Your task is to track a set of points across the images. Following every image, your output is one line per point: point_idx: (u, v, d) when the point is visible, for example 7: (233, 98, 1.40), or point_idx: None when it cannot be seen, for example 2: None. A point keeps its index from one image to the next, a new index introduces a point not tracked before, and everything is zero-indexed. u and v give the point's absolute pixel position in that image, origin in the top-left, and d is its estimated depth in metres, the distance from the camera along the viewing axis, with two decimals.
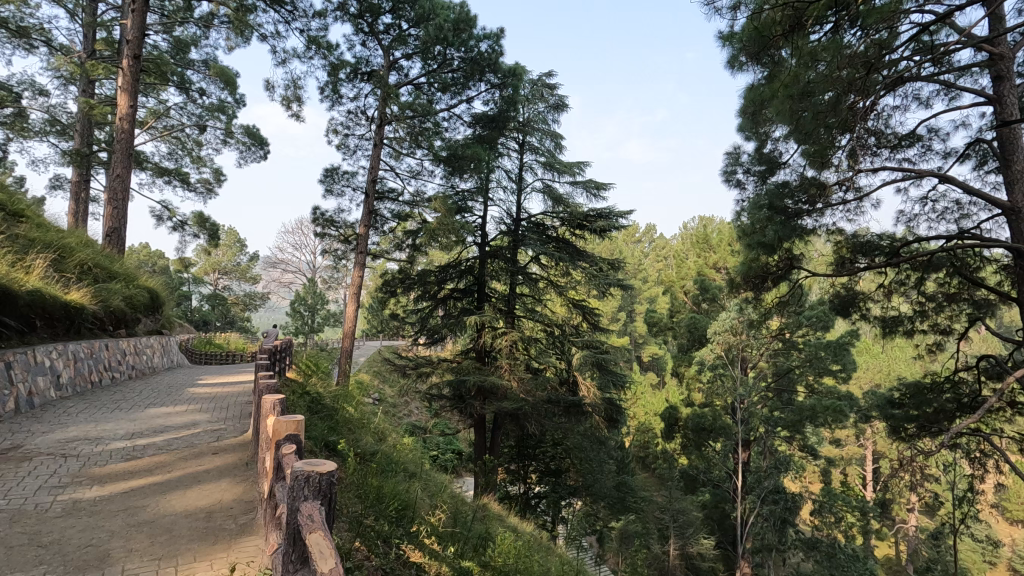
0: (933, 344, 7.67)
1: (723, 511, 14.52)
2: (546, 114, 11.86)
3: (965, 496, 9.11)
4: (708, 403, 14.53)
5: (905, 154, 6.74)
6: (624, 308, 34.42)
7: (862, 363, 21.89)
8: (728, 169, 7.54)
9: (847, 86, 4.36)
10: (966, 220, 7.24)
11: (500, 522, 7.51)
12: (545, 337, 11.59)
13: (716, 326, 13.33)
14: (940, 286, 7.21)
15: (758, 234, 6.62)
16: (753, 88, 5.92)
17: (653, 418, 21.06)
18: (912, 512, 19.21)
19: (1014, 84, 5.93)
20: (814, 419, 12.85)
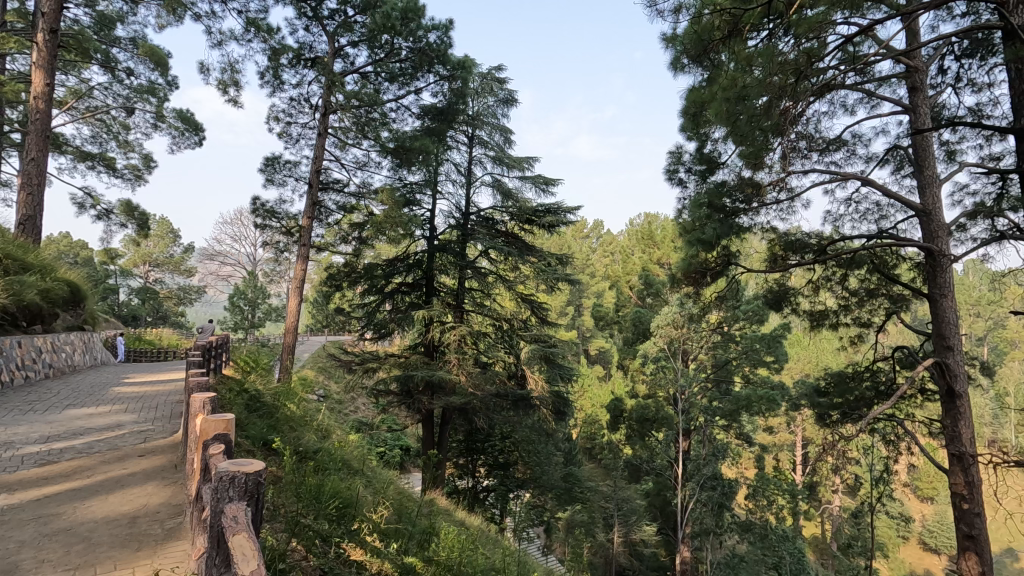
0: (855, 336, 8.21)
1: (664, 498, 15.10)
2: (496, 109, 11.88)
3: (881, 476, 9.84)
4: (651, 394, 15.00)
5: (832, 158, 7.17)
6: (572, 302, 35.12)
7: (792, 354, 23.18)
8: (671, 168, 7.78)
9: (779, 91, 4.57)
10: (885, 221, 7.79)
11: (446, 516, 7.49)
12: (494, 332, 11.62)
13: (659, 319, 13.71)
14: (862, 282, 7.71)
15: (698, 231, 6.85)
16: (695, 89, 6.11)
17: (599, 410, 21.56)
18: (836, 493, 20.54)
19: (927, 95, 6.41)
20: (749, 409, 13.45)
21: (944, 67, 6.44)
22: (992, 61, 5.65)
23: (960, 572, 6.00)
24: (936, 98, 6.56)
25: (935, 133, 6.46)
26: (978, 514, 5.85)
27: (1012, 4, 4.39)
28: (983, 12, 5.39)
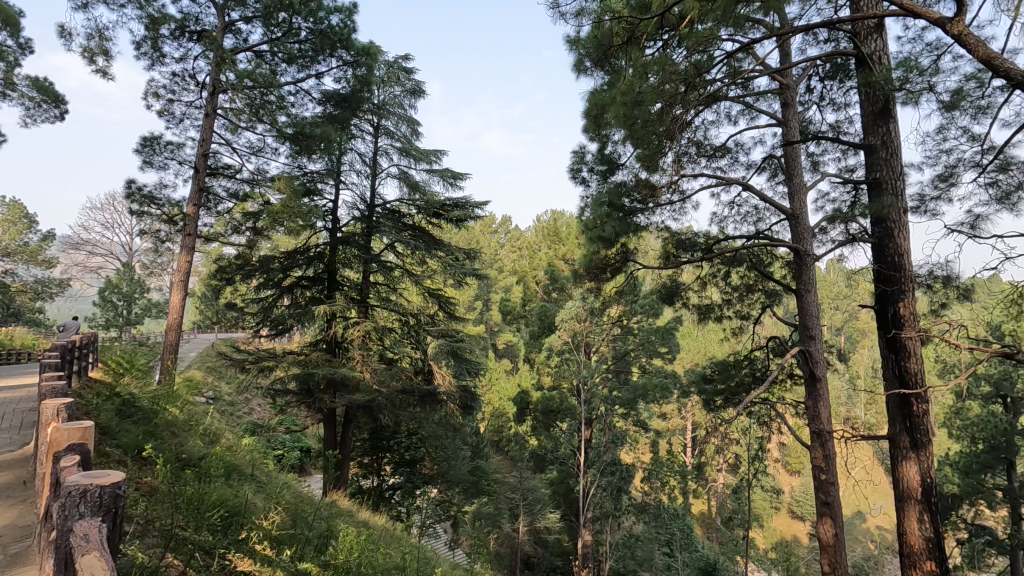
0: (736, 327, 9.00)
1: (567, 486, 15.67)
2: (402, 99, 11.62)
3: (758, 454, 10.87)
4: (556, 386, 15.44)
5: (717, 163, 7.78)
6: (480, 297, 35.34)
7: (684, 345, 24.94)
8: (574, 167, 8.04)
9: (671, 99, 4.86)
10: (762, 223, 8.59)
11: (348, 518, 7.25)
12: (400, 327, 11.44)
13: (563, 313, 14.10)
14: (742, 278, 8.46)
15: (599, 229, 7.12)
16: (596, 92, 6.36)
17: (506, 403, 21.87)
18: (721, 472, 22.39)
19: (796, 111, 7.14)
20: (645, 397, 14.41)
21: (810, 87, 7.20)
22: (848, 84, 6.40)
23: (818, 536, 6.79)
24: (804, 115, 7.32)
25: (802, 145, 7.21)
26: (833, 483, 6.65)
27: (863, 35, 5.02)
28: (841, 40, 6.10)
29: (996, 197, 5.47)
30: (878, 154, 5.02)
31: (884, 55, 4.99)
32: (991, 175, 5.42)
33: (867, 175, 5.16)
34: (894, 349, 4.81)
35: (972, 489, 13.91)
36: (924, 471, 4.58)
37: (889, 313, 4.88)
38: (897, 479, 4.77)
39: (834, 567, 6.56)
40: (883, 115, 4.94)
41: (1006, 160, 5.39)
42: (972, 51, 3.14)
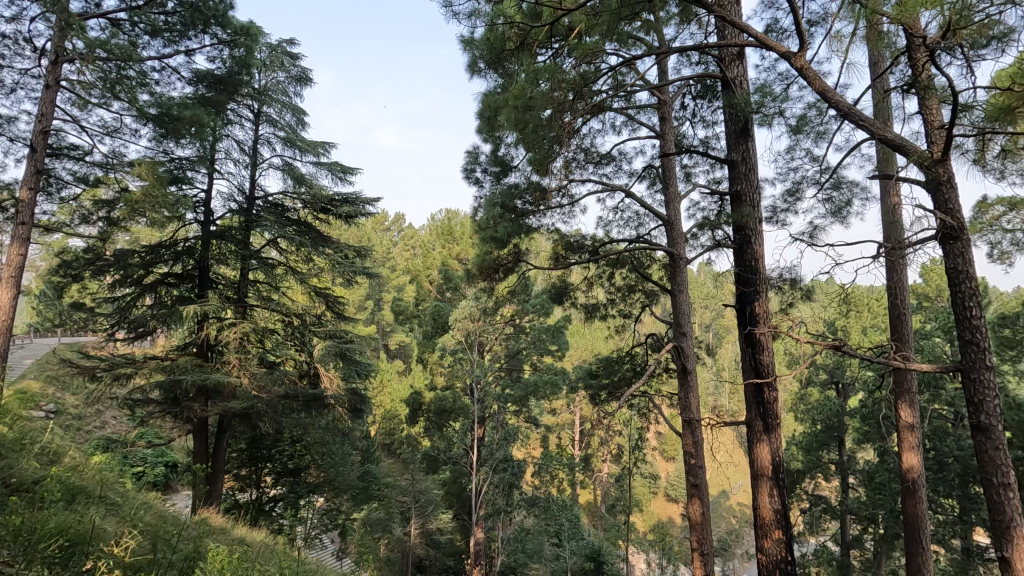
0: (619, 325, 9.58)
1: (460, 485, 15.66)
2: (286, 86, 10.94)
3: (638, 444, 11.63)
4: (449, 386, 15.36)
5: (603, 170, 8.22)
6: (371, 296, 34.33)
7: (573, 343, 26.12)
8: (468, 167, 8.07)
9: (560, 106, 5.02)
10: (642, 228, 9.21)
11: (221, 536, 6.66)
12: (283, 328, 10.76)
13: (456, 313, 13.78)
14: (625, 279, 8.99)
15: (492, 230, 7.20)
16: (490, 95, 6.42)
17: (399, 404, 21.42)
18: (607, 462, 23.68)
19: (672, 126, 7.75)
20: (537, 394, 14.82)
21: (684, 104, 7.84)
22: (716, 103, 7.07)
23: (687, 515, 7.44)
24: (679, 129, 7.96)
25: (677, 157, 7.84)
26: (700, 467, 7.31)
27: (727, 61, 5.55)
28: (710, 63, 6.70)
29: (831, 211, 6.33)
30: (738, 168, 5.59)
31: (744, 80, 5.55)
32: (827, 192, 6.26)
33: (730, 187, 5.71)
34: (750, 343, 5.38)
35: (813, 464, 15.96)
36: (774, 451, 5.17)
37: (746, 311, 5.44)
38: (753, 460, 5.34)
39: (701, 543, 7.21)
40: (743, 134, 5.51)
41: (839, 179, 6.26)
42: (811, 84, 3.60)
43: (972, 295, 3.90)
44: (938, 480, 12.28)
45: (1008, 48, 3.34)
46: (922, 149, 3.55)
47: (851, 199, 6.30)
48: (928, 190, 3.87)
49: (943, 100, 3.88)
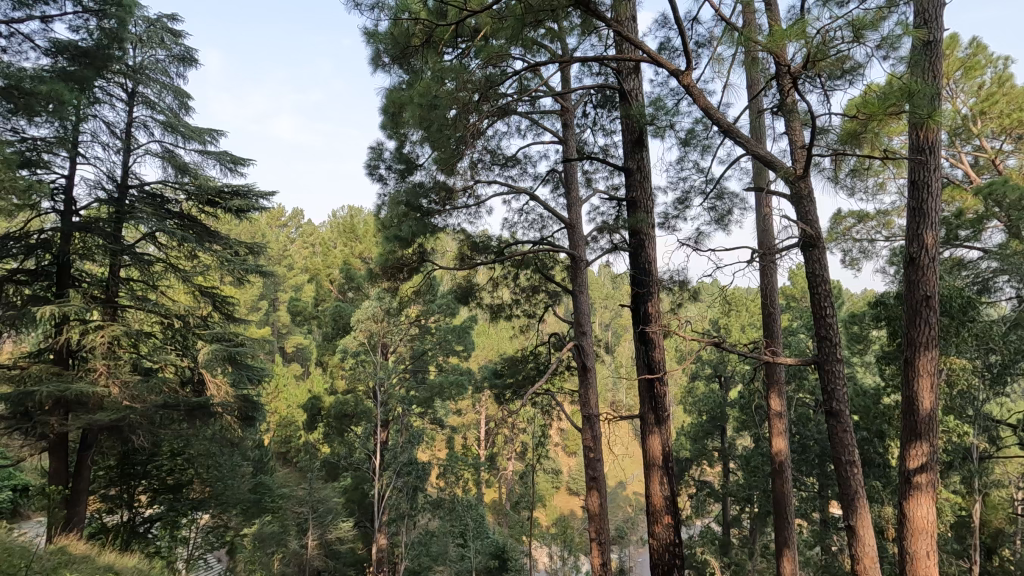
0: (523, 325, 9.77)
1: (362, 492, 15.10)
2: (167, 66, 9.98)
3: (542, 440, 11.90)
4: (351, 389, 14.87)
5: (508, 173, 8.35)
6: (265, 297, 32.28)
7: (479, 343, 26.31)
8: (372, 163, 7.83)
9: (466, 106, 4.99)
10: (545, 230, 9.46)
11: (82, 566, 5.88)
12: (161, 332, 9.80)
13: (358, 314, 13.20)
14: (529, 280, 9.18)
15: (396, 228, 7.04)
16: (395, 90, 6.28)
17: (295, 410, 20.33)
18: (511, 459, 24.05)
19: (574, 132, 8.05)
20: (442, 395, 14.87)
21: (585, 112, 8.16)
22: (614, 113, 7.43)
23: (587, 508, 7.73)
24: (580, 136, 8.27)
25: (579, 163, 8.15)
26: (599, 460, 7.62)
27: (625, 73, 5.84)
28: (609, 75, 7.02)
29: (715, 219, 6.89)
30: (634, 176, 5.91)
31: (640, 93, 5.88)
32: (711, 202, 6.81)
33: (627, 194, 6.02)
34: (643, 341, 5.70)
35: (699, 452, 17.28)
36: (664, 442, 5.54)
37: (640, 311, 5.77)
38: (646, 452, 5.66)
39: (599, 533, 7.53)
40: (638, 144, 5.84)
41: (721, 190, 6.83)
42: (697, 101, 3.89)
43: (827, 296, 4.43)
44: (801, 461, 13.80)
45: (856, 81, 3.82)
46: (788, 166, 3.97)
47: (731, 208, 6.91)
48: (792, 202, 4.33)
49: (805, 123, 4.36)
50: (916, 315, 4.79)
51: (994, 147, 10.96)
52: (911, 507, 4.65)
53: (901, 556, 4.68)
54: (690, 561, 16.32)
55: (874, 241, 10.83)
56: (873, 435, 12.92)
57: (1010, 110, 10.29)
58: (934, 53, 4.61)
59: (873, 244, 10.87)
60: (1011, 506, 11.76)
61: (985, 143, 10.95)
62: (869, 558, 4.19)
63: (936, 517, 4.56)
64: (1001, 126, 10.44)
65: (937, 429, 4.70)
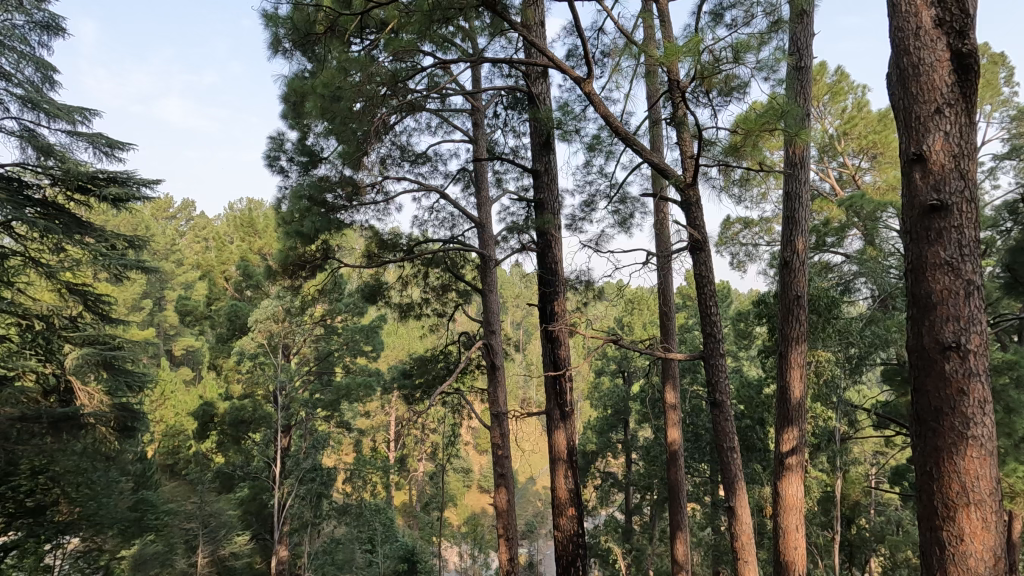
0: (432, 325, 9.67)
1: (260, 502, 14.20)
2: (26, 33, 8.81)
3: (453, 440, 11.84)
4: (248, 394, 13.96)
5: (419, 170, 8.23)
6: (148, 295, 29.43)
7: (389, 343, 25.82)
8: (271, 154, 7.39)
9: (372, 100, 4.82)
10: (456, 229, 9.43)
11: None
12: (18, 336, 8.68)
13: (256, 314, 12.28)
14: (438, 279, 9.11)
15: (297, 224, 6.70)
16: (297, 78, 5.95)
17: (184, 418, 18.74)
18: (422, 460, 23.77)
19: (484, 132, 8.11)
20: (348, 397, 14.45)
21: (495, 113, 8.24)
22: (524, 115, 7.58)
23: (495, 504, 7.82)
24: (490, 136, 8.33)
25: (489, 163, 8.22)
26: (507, 457, 7.72)
27: (533, 77, 5.96)
28: (518, 77, 7.13)
29: (618, 222, 7.22)
30: (542, 178, 6.04)
31: (547, 97, 6.02)
32: (615, 206, 7.14)
33: (535, 195, 6.14)
34: (550, 340, 5.83)
35: (604, 445, 18.02)
36: (569, 436, 5.71)
37: (547, 310, 5.91)
38: (552, 447, 5.79)
39: (507, 528, 7.62)
40: (546, 147, 5.98)
41: (624, 194, 7.18)
42: (598, 108, 4.03)
43: (712, 296, 4.78)
44: (694, 448, 14.86)
45: (740, 99, 4.15)
46: (679, 174, 4.24)
47: (633, 212, 7.27)
48: (683, 209, 4.62)
49: (695, 135, 4.67)
50: (789, 313, 5.30)
51: (855, 164, 12.41)
52: (784, 486, 5.14)
53: (775, 531, 5.15)
54: (595, 550, 17.01)
55: (758, 245, 11.88)
56: (755, 422, 14.18)
57: (868, 132, 11.70)
58: (804, 77, 5.13)
59: (757, 248, 11.92)
60: (866, 480, 13.37)
61: (847, 160, 12.38)
62: (746, 534, 4.59)
63: (804, 495, 5.07)
64: (860, 146, 11.85)
65: (805, 416, 5.25)
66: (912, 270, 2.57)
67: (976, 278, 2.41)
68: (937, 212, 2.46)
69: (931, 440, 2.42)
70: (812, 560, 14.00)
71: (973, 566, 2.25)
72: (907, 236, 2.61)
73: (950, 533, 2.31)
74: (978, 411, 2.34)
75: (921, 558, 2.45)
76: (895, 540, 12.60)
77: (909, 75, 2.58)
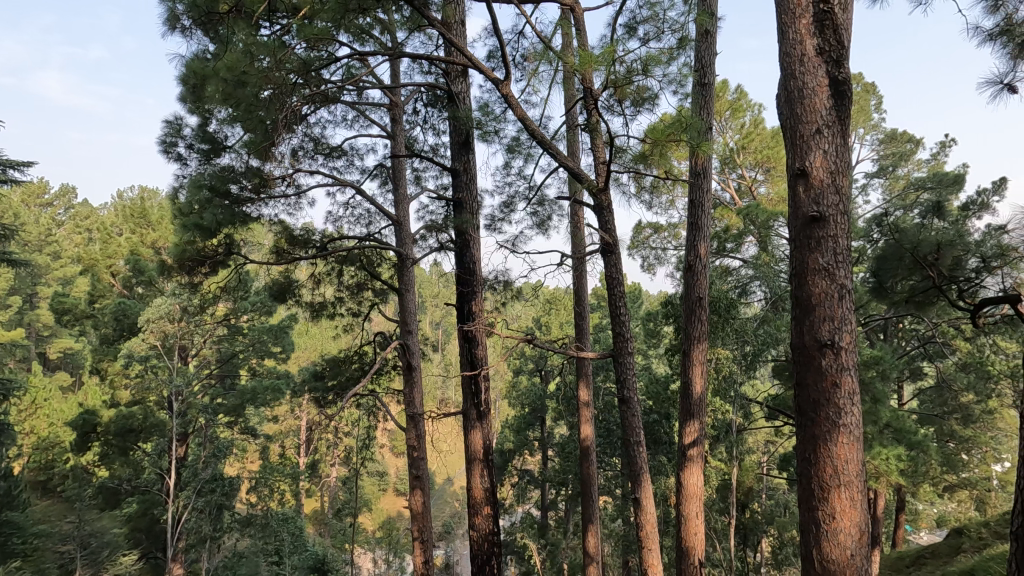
0: (346, 324, 9.35)
1: (151, 518, 13.02)
2: None
3: (367, 443, 11.52)
4: (137, 400, 12.78)
5: (334, 164, 7.93)
6: (16, 291, 26.15)
7: (299, 344, 24.72)
8: (167, 140, 6.80)
9: (282, 88, 4.56)
10: (372, 226, 9.17)
11: None
12: None
13: (147, 312, 11.27)
14: (353, 277, 8.81)
15: (196, 215, 6.22)
16: (197, 59, 5.53)
17: (60, 429, 16.82)
18: (334, 465, 22.93)
19: (403, 129, 7.95)
20: (254, 401, 13.65)
21: (415, 109, 8.11)
22: (444, 113, 7.53)
23: (410, 507, 7.69)
24: (409, 133, 8.18)
25: (408, 160, 8.07)
26: (423, 458, 7.63)
27: (453, 75, 5.92)
28: (439, 75, 7.07)
29: (536, 223, 7.35)
30: (461, 178, 6.02)
31: (467, 96, 6.00)
32: (533, 207, 7.25)
33: (454, 194, 6.10)
34: (467, 339, 5.82)
35: (521, 443, 18.30)
36: (485, 436, 5.73)
37: (464, 309, 5.90)
38: (468, 446, 5.78)
39: (421, 531, 7.53)
40: (465, 146, 5.97)
41: (541, 197, 7.31)
42: (515, 110, 4.07)
43: (622, 298, 5.00)
44: (605, 443, 15.46)
45: (650, 110, 4.37)
46: (592, 179, 4.38)
47: (550, 214, 7.42)
48: (596, 212, 4.78)
49: (607, 142, 4.85)
50: (692, 313, 5.64)
51: (751, 177, 13.44)
52: (686, 477, 5.46)
53: (677, 520, 5.45)
54: (511, 547, 17.20)
55: (665, 249, 12.54)
56: (662, 417, 14.98)
57: (762, 147, 12.72)
58: (707, 93, 5.48)
59: (665, 252, 12.59)
60: (758, 467, 14.53)
61: (745, 172, 13.40)
62: (649, 523, 4.85)
63: (703, 484, 5.43)
64: (755, 159, 12.87)
65: (705, 409, 5.62)
66: (795, 275, 2.82)
67: (847, 282, 2.69)
68: (816, 222, 2.71)
69: (809, 429, 2.67)
70: (711, 543, 15.00)
71: (843, 540, 2.51)
72: (792, 245, 2.86)
73: (825, 512, 2.56)
74: (849, 402, 2.61)
75: (801, 537, 2.69)
76: (782, 521, 13.79)
77: (795, 97, 2.83)
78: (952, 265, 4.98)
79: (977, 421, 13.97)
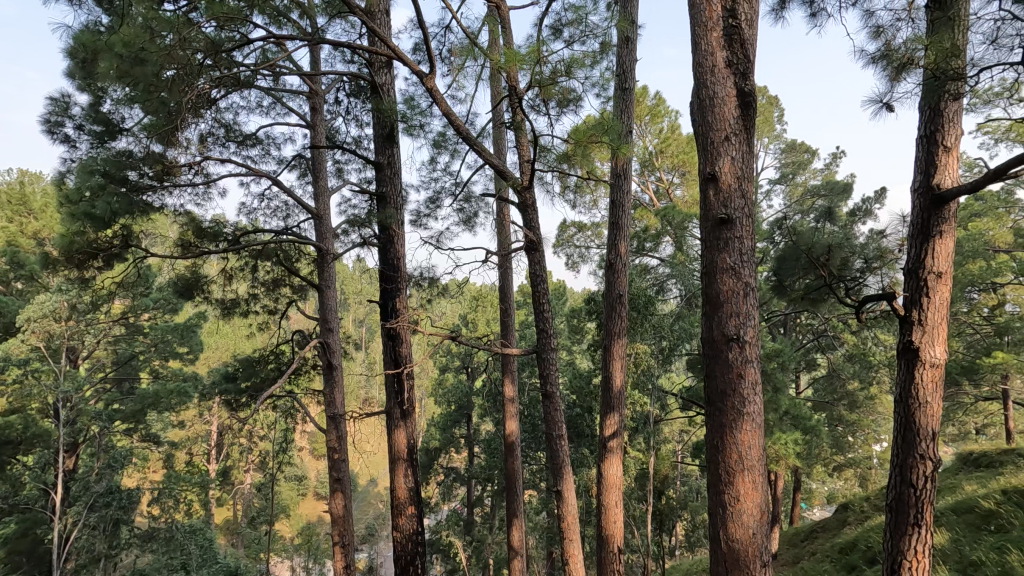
0: (261, 322, 8.86)
1: (34, 539, 11.70)
2: None
3: (284, 446, 10.99)
4: (16, 408, 11.45)
5: (247, 152, 7.47)
6: None
7: (209, 343, 23.17)
8: (51, 119, 6.12)
9: (188, 68, 4.24)
10: (290, 219, 8.74)
11: None
12: None
13: (28, 311, 10.09)
14: (269, 273, 8.36)
15: (87, 203, 5.65)
16: (88, 31, 5.01)
17: None
18: (248, 471, 21.72)
19: (323, 118, 7.62)
20: (157, 405, 12.73)
21: (336, 99, 7.80)
22: (367, 104, 7.30)
23: (331, 510, 7.44)
24: (330, 123, 7.86)
25: (329, 152, 7.75)
26: (344, 460, 7.39)
27: (377, 66, 5.74)
28: (361, 64, 6.85)
29: (462, 220, 7.31)
30: (385, 171, 5.87)
31: (392, 88, 5.86)
32: (459, 204, 7.20)
33: (377, 188, 5.94)
34: (390, 336, 5.69)
35: (447, 440, 18.19)
36: (409, 435, 5.63)
37: (388, 306, 5.77)
38: (392, 446, 5.65)
39: (342, 534, 7.33)
40: (389, 140, 5.82)
41: (468, 193, 7.28)
42: (441, 104, 4.02)
43: (545, 294, 5.09)
44: (530, 438, 15.70)
45: (573, 111, 4.47)
46: (517, 177, 4.41)
47: (477, 211, 7.41)
48: (520, 210, 4.82)
49: (532, 141, 4.90)
50: (612, 310, 5.83)
51: (668, 179, 14.11)
52: (606, 467, 5.65)
53: (597, 509, 5.64)
54: (437, 545, 17.06)
55: (589, 248, 12.90)
56: (585, 410, 15.42)
57: (678, 151, 13.39)
58: (628, 98, 5.68)
59: (588, 250, 12.95)
60: (673, 455, 15.33)
61: (663, 175, 14.05)
62: (570, 514, 4.98)
63: (622, 474, 5.65)
64: (672, 163, 13.53)
65: (624, 402, 5.84)
66: (706, 273, 2.99)
67: (752, 281, 2.89)
68: (725, 224, 2.89)
69: (718, 417, 2.84)
70: (630, 530, 15.65)
71: (746, 520, 2.69)
72: (703, 244, 3.02)
73: (730, 495, 2.74)
74: (751, 391, 2.81)
75: (709, 519, 2.86)
76: (694, 505, 14.62)
77: (707, 105, 2.99)
78: (840, 266, 5.49)
79: (861, 407, 15.48)
